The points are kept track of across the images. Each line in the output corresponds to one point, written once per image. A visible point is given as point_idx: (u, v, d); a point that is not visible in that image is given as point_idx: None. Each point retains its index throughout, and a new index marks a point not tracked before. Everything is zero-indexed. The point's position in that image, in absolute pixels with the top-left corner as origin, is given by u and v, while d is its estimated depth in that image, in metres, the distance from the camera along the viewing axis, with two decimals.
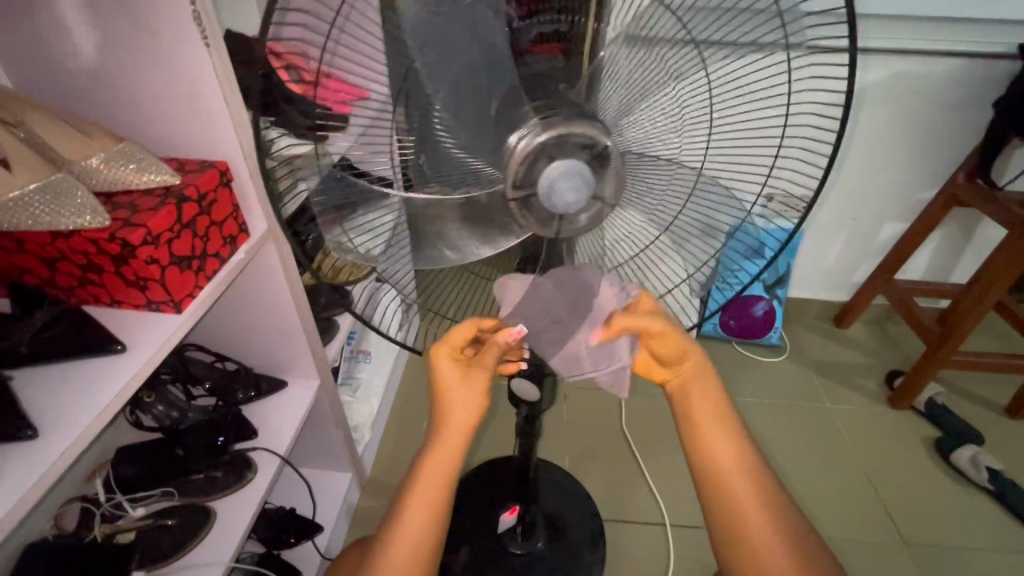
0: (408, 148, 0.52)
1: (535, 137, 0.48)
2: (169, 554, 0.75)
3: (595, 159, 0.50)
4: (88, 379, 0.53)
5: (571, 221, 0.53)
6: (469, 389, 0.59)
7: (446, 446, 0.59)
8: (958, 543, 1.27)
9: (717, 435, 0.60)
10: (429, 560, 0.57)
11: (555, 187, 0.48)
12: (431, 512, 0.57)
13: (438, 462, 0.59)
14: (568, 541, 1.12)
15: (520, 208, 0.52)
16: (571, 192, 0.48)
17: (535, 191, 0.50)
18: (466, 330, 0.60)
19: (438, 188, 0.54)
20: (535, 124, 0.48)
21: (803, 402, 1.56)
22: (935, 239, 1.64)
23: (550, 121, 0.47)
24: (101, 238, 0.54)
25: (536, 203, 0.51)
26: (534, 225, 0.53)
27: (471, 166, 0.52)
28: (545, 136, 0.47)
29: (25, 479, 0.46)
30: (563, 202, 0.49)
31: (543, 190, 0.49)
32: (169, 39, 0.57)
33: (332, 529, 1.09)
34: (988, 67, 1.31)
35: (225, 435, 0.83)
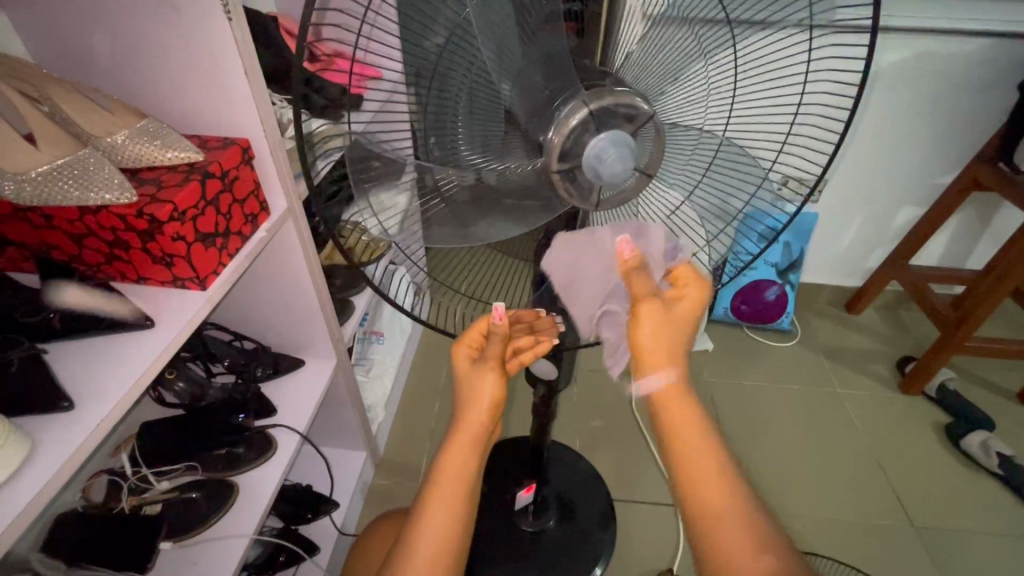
0: (420, 124, 0.51)
1: (585, 107, 0.47)
2: (195, 526, 0.76)
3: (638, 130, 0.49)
4: (120, 353, 0.54)
5: (604, 195, 0.53)
6: (478, 378, 0.61)
7: (469, 429, 0.61)
8: (967, 527, 1.27)
9: (690, 422, 0.57)
10: (462, 534, 0.58)
11: (602, 157, 0.48)
12: (454, 489, 0.58)
13: (458, 450, 0.60)
14: (579, 520, 1.14)
15: (564, 182, 0.51)
16: (618, 162, 0.48)
17: (580, 164, 0.50)
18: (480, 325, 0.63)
19: (448, 168, 0.53)
20: (584, 94, 0.47)
21: (813, 387, 1.56)
22: (952, 224, 1.62)
23: (598, 91, 0.48)
24: (128, 214, 0.54)
25: (582, 177, 0.51)
26: (575, 198, 0.53)
27: (484, 142, 0.51)
28: (594, 105, 0.47)
29: (64, 449, 0.47)
30: (615, 174, 0.49)
31: (588, 166, 0.49)
32: (191, 13, 0.56)
33: (349, 505, 1.11)
34: (1015, 46, 1.28)
35: (246, 412, 0.86)
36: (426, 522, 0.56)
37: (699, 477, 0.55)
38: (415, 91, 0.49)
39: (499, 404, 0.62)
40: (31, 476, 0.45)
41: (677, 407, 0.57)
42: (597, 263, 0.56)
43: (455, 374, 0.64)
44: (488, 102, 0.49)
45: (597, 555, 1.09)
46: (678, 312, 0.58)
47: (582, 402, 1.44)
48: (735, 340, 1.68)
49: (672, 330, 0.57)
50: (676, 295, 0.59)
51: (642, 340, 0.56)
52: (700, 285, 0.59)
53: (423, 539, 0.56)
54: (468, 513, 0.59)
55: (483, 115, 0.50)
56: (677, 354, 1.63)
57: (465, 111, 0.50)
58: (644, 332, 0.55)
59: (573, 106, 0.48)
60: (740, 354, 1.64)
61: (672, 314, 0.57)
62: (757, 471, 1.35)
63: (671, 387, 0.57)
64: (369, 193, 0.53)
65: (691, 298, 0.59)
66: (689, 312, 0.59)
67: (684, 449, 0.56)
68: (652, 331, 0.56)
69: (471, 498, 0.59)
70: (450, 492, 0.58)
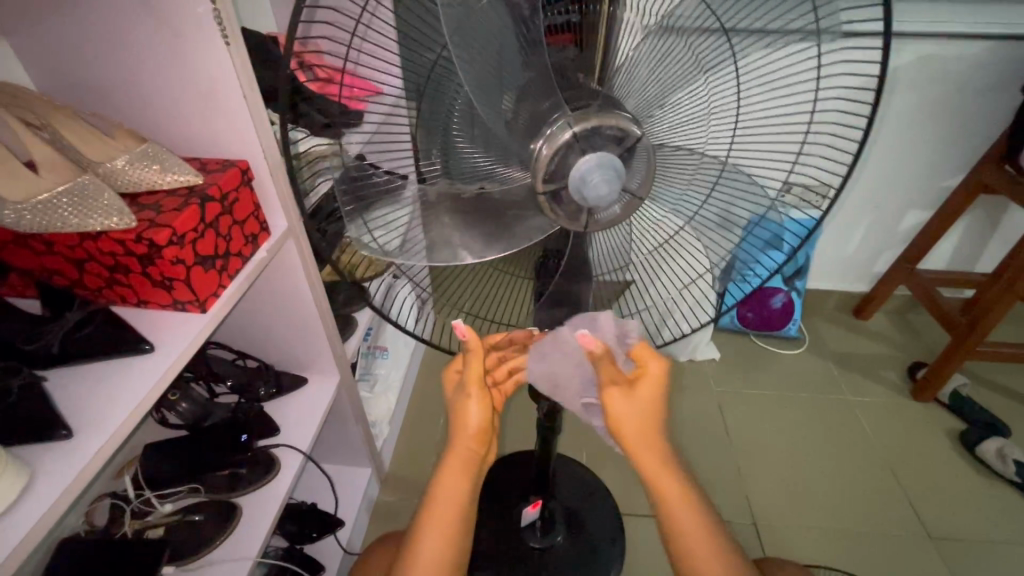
0: (421, 141, 0.52)
1: (565, 131, 0.47)
2: (197, 550, 0.75)
3: (626, 152, 0.49)
4: (119, 379, 0.54)
5: (599, 215, 0.52)
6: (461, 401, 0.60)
7: (461, 454, 0.59)
8: (986, 537, 1.24)
9: (676, 487, 0.60)
10: (457, 554, 0.58)
11: (588, 180, 0.47)
12: (450, 512, 0.57)
13: (452, 472, 0.59)
14: (587, 535, 1.12)
15: (548, 203, 0.51)
16: (603, 185, 0.47)
17: (566, 185, 0.49)
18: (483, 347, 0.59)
19: (446, 184, 0.54)
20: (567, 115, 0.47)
21: (823, 395, 1.54)
22: (960, 227, 1.60)
23: (582, 113, 0.47)
24: (127, 239, 0.54)
25: (567, 197, 0.50)
26: (564, 220, 0.52)
27: (483, 160, 0.52)
28: (575, 129, 0.47)
29: (62, 479, 0.46)
30: (598, 196, 0.48)
31: (576, 183, 0.48)
32: (190, 38, 0.57)
33: (354, 523, 1.10)
34: (1016, 49, 1.27)
35: (249, 433, 0.85)
36: (421, 541, 0.56)
37: (683, 537, 0.60)
38: (417, 105, 0.50)
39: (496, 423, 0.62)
40: (30, 507, 0.44)
41: (650, 462, 0.60)
42: (553, 364, 0.62)
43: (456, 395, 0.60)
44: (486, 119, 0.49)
45: (606, 571, 1.07)
46: (643, 396, 0.59)
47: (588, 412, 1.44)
48: (742, 348, 1.67)
49: (643, 408, 0.59)
50: (635, 376, 0.61)
51: (616, 415, 0.58)
52: (659, 362, 0.61)
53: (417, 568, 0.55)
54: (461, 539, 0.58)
55: (481, 131, 0.50)
56: (684, 364, 1.61)
57: (463, 131, 0.50)
58: (615, 414, 0.58)
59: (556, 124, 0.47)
60: (748, 363, 1.62)
61: (635, 396, 0.59)
62: (767, 482, 1.33)
63: (649, 457, 0.60)
64: (365, 212, 0.55)
65: (652, 379, 0.60)
66: (654, 395, 0.60)
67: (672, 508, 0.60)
68: (624, 402, 0.58)
69: (465, 520, 0.58)
70: (440, 520, 0.57)
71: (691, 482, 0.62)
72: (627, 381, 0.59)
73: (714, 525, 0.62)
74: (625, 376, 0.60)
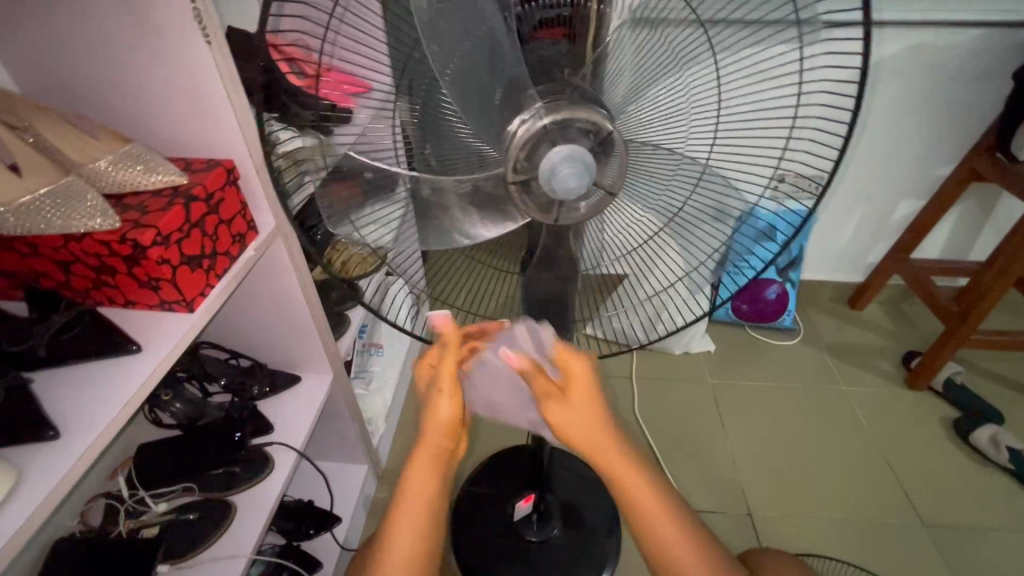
0: (409, 130, 0.53)
1: (537, 122, 0.47)
2: (190, 549, 0.76)
3: (599, 146, 0.49)
4: (106, 380, 0.54)
5: (571, 209, 0.52)
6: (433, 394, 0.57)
7: (430, 447, 0.57)
8: (980, 524, 1.25)
9: (636, 486, 0.53)
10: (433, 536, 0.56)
11: (556, 170, 0.47)
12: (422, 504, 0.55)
13: (425, 465, 0.57)
14: (582, 527, 1.13)
15: (519, 191, 0.51)
16: (572, 177, 0.47)
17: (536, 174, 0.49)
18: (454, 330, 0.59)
19: (437, 175, 0.55)
20: (540, 108, 0.48)
21: (818, 385, 1.54)
22: (953, 215, 1.60)
23: (554, 105, 0.47)
24: (112, 240, 0.54)
25: (537, 187, 0.50)
26: (533, 210, 0.53)
27: (476, 147, 0.53)
28: (547, 120, 0.47)
29: (48, 480, 0.46)
30: (567, 189, 0.47)
31: (544, 174, 0.48)
32: (171, 37, 0.57)
33: (350, 520, 1.11)
34: (1007, 36, 1.27)
35: (242, 430, 0.85)
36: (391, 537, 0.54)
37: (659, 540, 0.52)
38: (405, 97, 0.51)
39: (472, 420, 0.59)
40: (15, 509, 0.44)
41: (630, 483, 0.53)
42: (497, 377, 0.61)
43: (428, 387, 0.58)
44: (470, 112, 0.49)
45: (602, 563, 1.08)
46: (575, 403, 0.53)
47: None
48: (737, 339, 1.67)
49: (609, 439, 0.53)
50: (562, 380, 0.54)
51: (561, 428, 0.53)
52: (583, 361, 0.54)
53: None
54: (434, 546, 0.56)
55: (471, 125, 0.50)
56: (679, 356, 1.61)
57: (453, 118, 0.52)
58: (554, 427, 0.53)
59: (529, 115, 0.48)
60: (742, 354, 1.62)
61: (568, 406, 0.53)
62: (762, 473, 1.34)
63: (627, 477, 0.53)
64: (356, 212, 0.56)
65: (580, 379, 0.54)
66: (585, 397, 0.54)
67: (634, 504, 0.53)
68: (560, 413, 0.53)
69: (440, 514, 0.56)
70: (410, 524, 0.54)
71: (658, 480, 0.55)
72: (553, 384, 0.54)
73: (691, 522, 0.55)
74: (553, 383, 0.54)
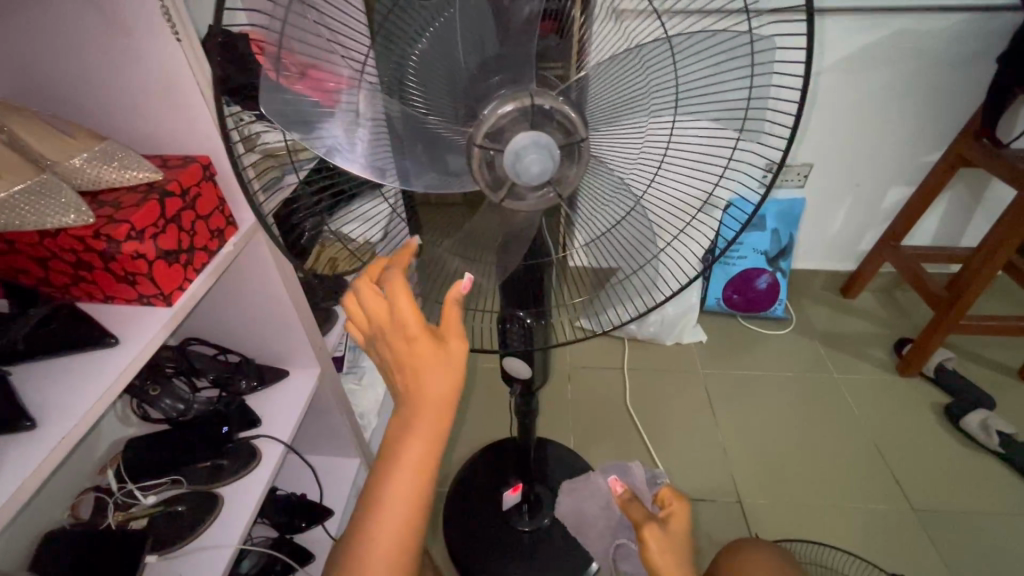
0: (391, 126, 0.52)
1: (501, 108, 0.51)
2: (177, 539, 0.77)
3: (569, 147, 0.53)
4: (85, 372, 0.56)
5: (519, 196, 0.54)
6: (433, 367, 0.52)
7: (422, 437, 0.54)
8: (969, 507, 1.26)
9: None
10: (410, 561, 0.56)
11: (521, 155, 0.50)
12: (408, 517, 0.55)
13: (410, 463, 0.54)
14: (573, 516, 1.15)
15: (480, 164, 0.53)
16: (535, 164, 0.50)
17: (501, 152, 0.51)
18: (409, 297, 0.51)
19: (436, 177, 0.55)
20: (498, 99, 0.51)
21: (809, 373, 1.55)
22: (943, 201, 1.60)
23: (516, 94, 0.50)
24: (86, 235, 0.55)
25: (499, 164, 0.52)
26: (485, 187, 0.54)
27: (451, 143, 0.53)
28: (509, 107, 0.50)
29: (25, 467, 0.48)
30: (529, 174, 0.50)
31: (510, 155, 0.50)
32: (141, 35, 0.58)
33: (343, 513, 1.12)
34: (990, 20, 1.26)
35: (229, 425, 0.87)
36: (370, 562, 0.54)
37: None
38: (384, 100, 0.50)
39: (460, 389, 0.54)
40: None
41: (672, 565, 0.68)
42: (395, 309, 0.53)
43: (396, 355, 0.53)
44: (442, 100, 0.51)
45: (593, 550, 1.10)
46: (674, 529, 0.72)
47: (575, 398, 1.46)
48: (729, 330, 1.68)
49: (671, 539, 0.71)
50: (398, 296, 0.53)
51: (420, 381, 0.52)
52: (683, 504, 0.74)
53: (377, 540, 0.54)
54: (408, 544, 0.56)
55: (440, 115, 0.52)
56: (671, 347, 1.62)
57: (432, 116, 0.52)
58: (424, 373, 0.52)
59: (495, 102, 0.51)
60: (734, 344, 1.63)
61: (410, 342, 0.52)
62: (753, 461, 1.35)
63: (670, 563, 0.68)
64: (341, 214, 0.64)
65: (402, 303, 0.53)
66: (678, 526, 0.73)
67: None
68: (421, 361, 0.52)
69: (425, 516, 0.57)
70: (407, 497, 0.55)
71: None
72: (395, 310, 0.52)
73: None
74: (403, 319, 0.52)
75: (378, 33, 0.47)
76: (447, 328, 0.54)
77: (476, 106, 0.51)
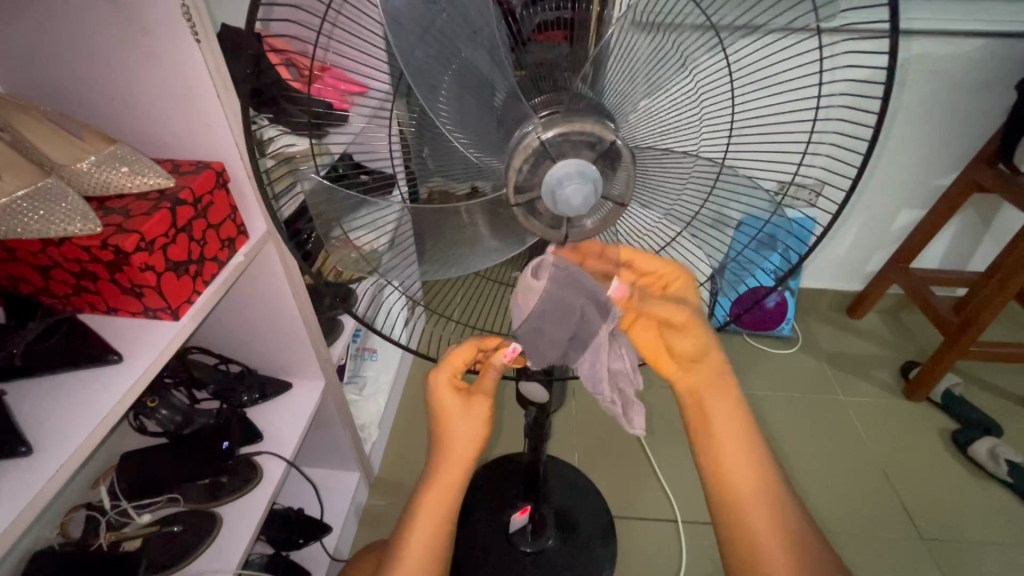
0: (409, 135, 0.52)
1: (541, 136, 0.46)
2: (177, 559, 0.73)
3: (602, 158, 0.48)
4: (88, 391, 0.52)
5: (578, 225, 0.52)
6: (467, 420, 0.60)
7: (441, 480, 0.59)
8: (979, 538, 1.24)
9: (741, 469, 0.56)
10: None
11: (563, 185, 0.46)
12: (425, 541, 0.58)
13: (436, 488, 0.59)
14: (579, 537, 1.12)
15: (523, 214, 0.51)
16: (577, 195, 0.46)
17: (541, 195, 0.48)
18: (464, 353, 0.60)
19: (441, 180, 0.55)
20: (537, 124, 0.46)
21: (815, 394, 1.53)
22: (953, 226, 1.60)
23: (552, 119, 0.46)
24: (93, 245, 0.52)
25: (541, 207, 0.50)
26: (543, 229, 0.52)
27: (477, 160, 0.50)
28: (550, 134, 0.46)
29: (19, 499, 0.44)
30: (571, 207, 0.46)
31: (548, 192, 0.47)
32: (158, 35, 0.55)
33: (342, 529, 1.08)
34: (1011, 47, 1.26)
35: (230, 440, 0.82)
36: None
37: (730, 478, 0.56)
38: (403, 103, 0.49)
39: (482, 442, 0.61)
40: None
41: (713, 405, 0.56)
42: (448, 373, 0.60)
43: (429, 397, 0.62)
44: (476, 111, 0.47)
45: (599, 572, 1.07)
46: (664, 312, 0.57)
47: (580, 414, 1.42)
48: (736, 348, 1.66)
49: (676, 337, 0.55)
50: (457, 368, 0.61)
51: (454, 433, 0.60)
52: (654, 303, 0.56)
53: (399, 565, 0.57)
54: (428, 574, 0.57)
55: (471, 134, 0.48)
56: None
57: (456, 135, 0.48)
58: (455, 429, 0.60)
59: (531, 131, 0.46)
60: (741, 362, 1.61)
61: (455, 407, 0.60)
62: None
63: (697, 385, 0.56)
64: (345, 218, 0.53)
65: (450, 372, 0.60)
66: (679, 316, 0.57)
67: (718, 451, 0.56)
68: (461, 421, 0.60)
69: (438, 543, 0.59)
70: (427, 519, 0.58)
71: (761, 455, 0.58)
72: (449, 374, 0.60)
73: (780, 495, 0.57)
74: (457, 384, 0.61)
75: (421, 33, 0.42)
76: (481, 384, 0.61)
77: (511, 127, 0.47)
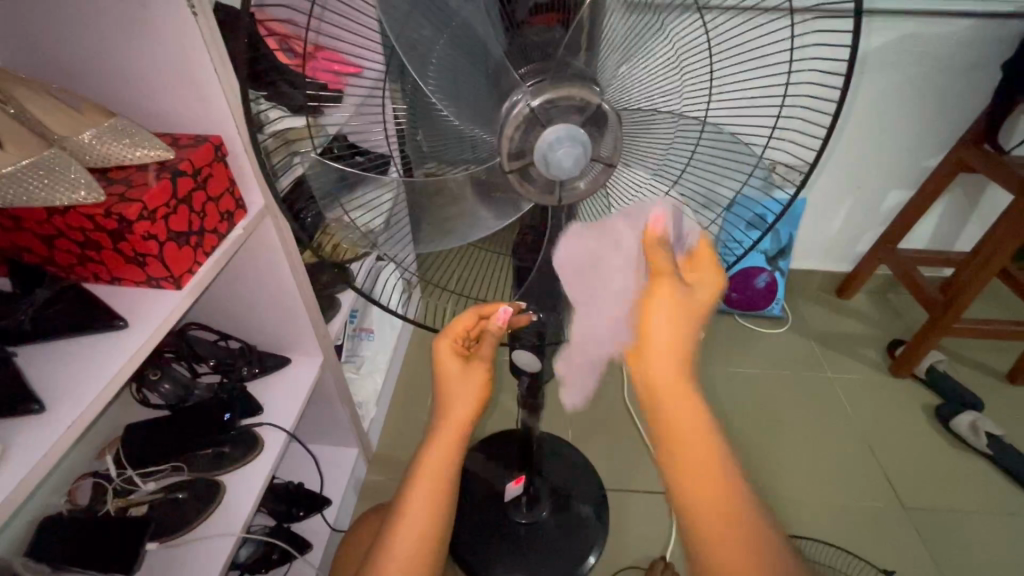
0: (403, 120, 0.52)
1: (528, 102, 0.48)
2: (183, 525, 0.76)
3: (588, 124, 0.49)
4: (95, 354, 0.54)
5: (570, 188, 0.53)
6: (468, 383, 0.66)
7: (444, 440, 0.64)
8: (959, 507, 1.29)
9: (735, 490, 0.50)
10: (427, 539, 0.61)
11: (555, 147, 0.48)
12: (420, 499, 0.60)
13: (439, 448, 0.63)
14: (572, 508, 1.15)
15: (518, 179, 0.52)
16: (568, 157, 0.48)
17: (532, 159, 0.50)
18: (465, 321, 0.64)
19: (435, 167, 0.56)
20: (525, 92, 0.48)
21: (803, 371, 1.57)
22: (941, 206, 1.62)
23: (540, 86, 0.48)
24: (97, 214, 0.53)
25: (533, 173, 0.51)
26: (536, 193, 0.54)
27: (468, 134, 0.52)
28: (536, 101, 0.47)
29: (35, 453, 0.47)
30: (562, 168, 0.49)
31: (542, 157, 0.49)
32: (156, 9, 0.56)
33: (341, 502, 1.11)
34: (998, 27, 1.28)
35: (232, 412, 0.85)
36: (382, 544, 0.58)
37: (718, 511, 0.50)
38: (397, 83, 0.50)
39: (480, 404, 0.67)
40: None
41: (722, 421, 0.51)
42: (452, 344, 0.65)
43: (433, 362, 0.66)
44: (466, 88, 0.48)
45: (591, 541, 1.11)
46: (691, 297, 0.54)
47: None
48: (727, 328, 1.68)
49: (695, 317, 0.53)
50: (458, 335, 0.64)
51: (461, 398, 0.65)
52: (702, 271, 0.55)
53: (395, 523, 0.59)
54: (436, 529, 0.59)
55: (465, 110, 0.49)
56: None
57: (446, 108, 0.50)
58: (459, 394, 0.65)
59: (519, 100, 0.48)
60: (732, 342, 1.64)
61: (457, 372, 0.65)
62: (753, 459, 1.35)
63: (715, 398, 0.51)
64: (343, 199, 0.56)
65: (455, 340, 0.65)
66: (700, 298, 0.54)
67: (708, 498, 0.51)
68: (467, 386, 0.66)
69: (439, 508, 0.61)
70: (423, 478, 0.61)
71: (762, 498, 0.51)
72: (451, 339, 0.65)
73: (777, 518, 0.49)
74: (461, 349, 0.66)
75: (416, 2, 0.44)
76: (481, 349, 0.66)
77: (500, 98, 0.49)
